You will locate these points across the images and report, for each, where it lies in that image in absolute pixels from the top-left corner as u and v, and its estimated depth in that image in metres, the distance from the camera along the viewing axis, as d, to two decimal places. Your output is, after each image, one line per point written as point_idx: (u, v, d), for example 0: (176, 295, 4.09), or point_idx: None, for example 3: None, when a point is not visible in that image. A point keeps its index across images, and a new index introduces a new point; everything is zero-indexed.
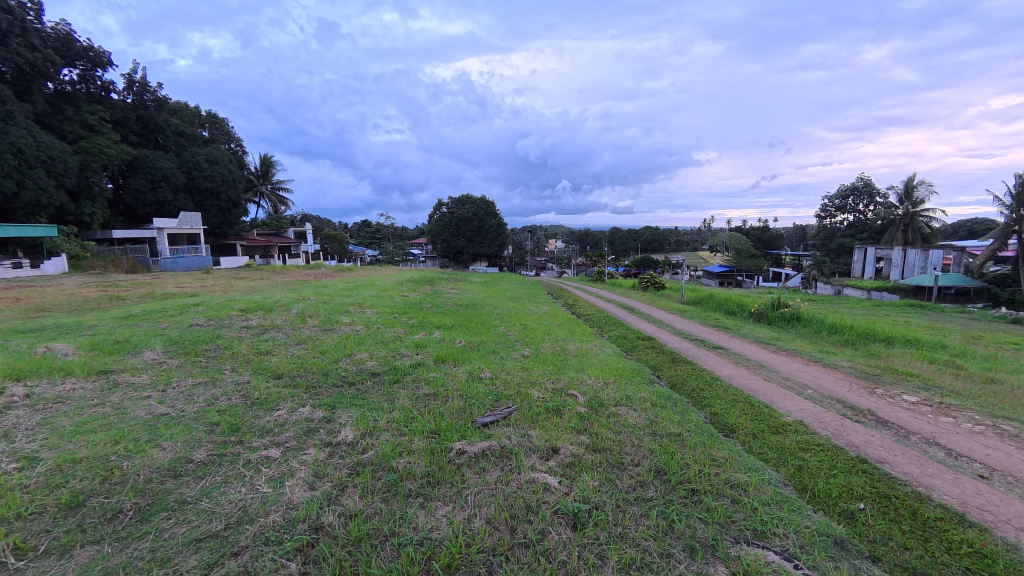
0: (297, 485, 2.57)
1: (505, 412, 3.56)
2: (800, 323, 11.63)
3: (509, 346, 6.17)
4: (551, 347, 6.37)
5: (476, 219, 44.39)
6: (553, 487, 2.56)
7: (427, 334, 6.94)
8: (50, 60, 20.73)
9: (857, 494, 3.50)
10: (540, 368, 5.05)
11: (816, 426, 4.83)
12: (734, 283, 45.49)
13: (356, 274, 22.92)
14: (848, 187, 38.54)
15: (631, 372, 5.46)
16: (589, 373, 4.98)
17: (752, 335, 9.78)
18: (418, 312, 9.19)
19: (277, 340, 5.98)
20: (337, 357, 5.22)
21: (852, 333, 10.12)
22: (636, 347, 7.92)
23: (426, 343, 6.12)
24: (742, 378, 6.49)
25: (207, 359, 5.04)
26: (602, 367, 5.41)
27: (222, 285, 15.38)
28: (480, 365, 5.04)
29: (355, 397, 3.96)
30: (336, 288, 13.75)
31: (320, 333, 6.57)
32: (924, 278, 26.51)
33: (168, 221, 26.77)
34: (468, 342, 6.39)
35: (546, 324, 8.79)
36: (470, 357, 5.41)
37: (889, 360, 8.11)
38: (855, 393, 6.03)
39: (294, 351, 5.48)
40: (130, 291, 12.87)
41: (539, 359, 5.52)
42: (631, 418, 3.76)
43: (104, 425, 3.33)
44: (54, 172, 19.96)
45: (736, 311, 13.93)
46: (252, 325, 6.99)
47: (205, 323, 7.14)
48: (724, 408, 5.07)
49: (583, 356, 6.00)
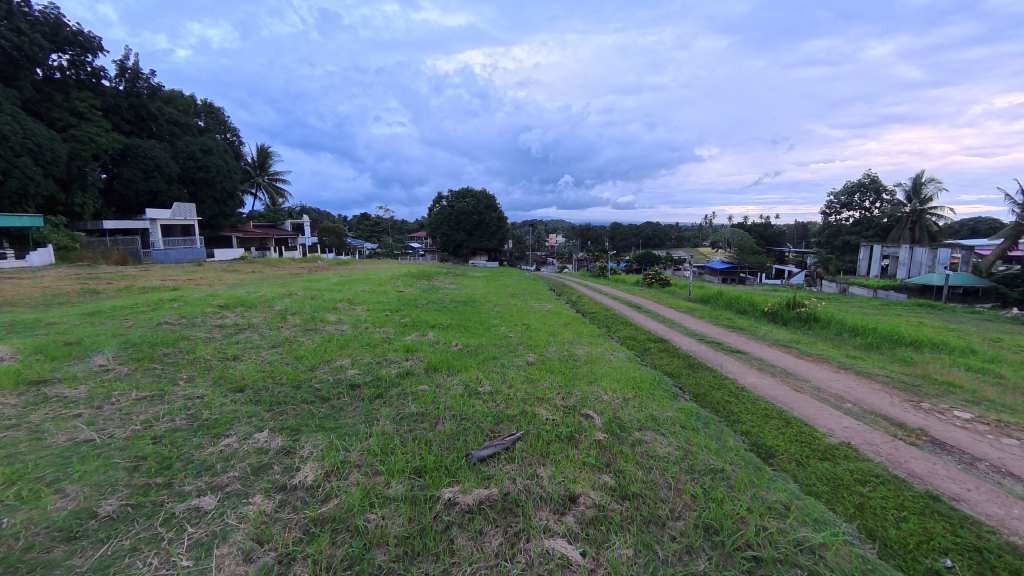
0: (228, 555, 1.91)
1: (507, 441, 2.89)
2: (817, 323, 11.00)
3: (511, 351, 5.47)
4: (559, 352, 5.66)
5: (477, 213, 43.68)
6: (576, 563, 1.89)
7: (420, 336, 6.24)
8: (37, 45, 20.02)
9: (940, 546, 2.85)
10: (548, 379, 4.36)
11: (866, 450, 4.18)
12: (738, 280, 44.86)
13: (353, 268, 22.34)
14: (854, 183, 37.88)
15: (651, 382, 4.80)
16: (603, 385, 4.30)
17: (771, 337, 9.11)
18: (412, 310, 8.47)
19: (250, 343, 5.28)
20: (314, 364, 4.52)
21: (876, 336, 9.47)
22: (648, 350, 7.27)
23: (417, 347, 5.45)
24: (770, 388, 5.81)
25: (163, 366, 4.37)
26: (619, 377, 4.73)
27: (211, 278, 14.73)
28: (478, 376, 4.32)
29: (326, 418, 3.28)
30: (328, 283, 13.04)
31: (300, 334, 5.86)
32: (932, 277, 25.93)
33: (160, 212, 26.05)
34: (464, 345, 5.72)
35: (551, 324, 8.07)
36: (467, 365, 4.69)
37: (922, 367, 7.46)
38: (899, 407, 5.34)
39: (266, 356, 4.79)
40: (110, 283, 12.14)
41: (545, 367, 4.83)
42: (662, 448, 3.08)
43: (7, 458, 2.66)
44: (42, 160, 19.23)
45: (747, 310, 13.30)
46: (226, 324, 6.29)
47: (176, 322, 6.47)
48: (756, 427, 4.46)
49: (594, 363, 5.30)
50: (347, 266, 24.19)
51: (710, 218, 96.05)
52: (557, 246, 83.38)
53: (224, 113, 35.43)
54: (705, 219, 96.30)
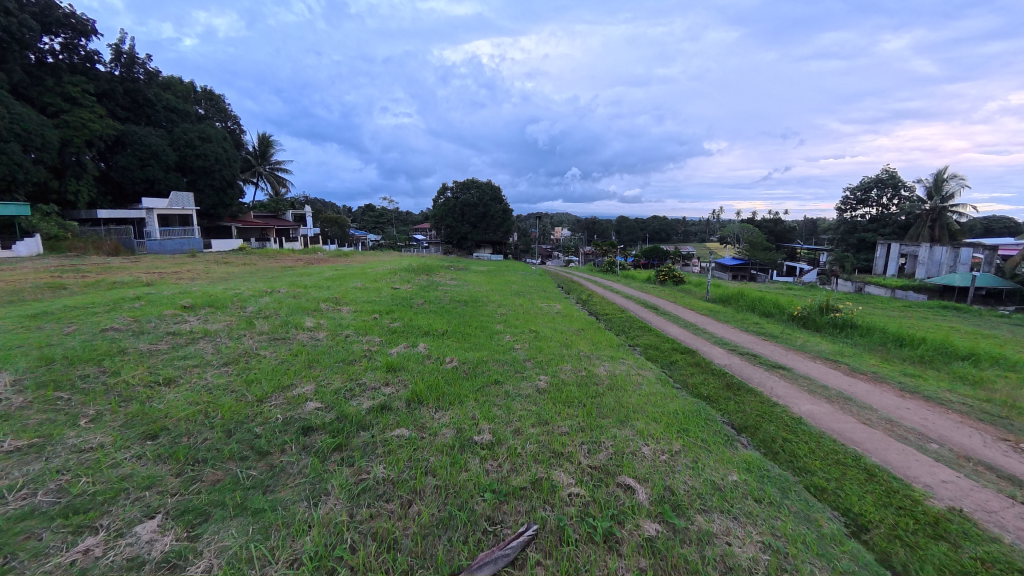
0: None
1: (507, 549, 1.91)
2: (855, 331, 9.93)
3: (518, 371, 4.44)
4: (575, 373, 4.62)
5: (482, 205, 42.60)
6: None
7: (409, 348, 5.20)
8: (26, 26, 19.06)
9: None
10: (565, 419, 3.33)
11: (987, 520, 3.15)
12: (748, 277, 43.67)
13: (352, 260, 21.40)
14: (872, 179, 36.49)
15: (696, 417, 3.79)
16: (638, 428, 3.28)
17: (812, 348, 8.05)
18: (405, 312, 7.44)
19: (196, 361, 4.33)
20: (266, 393, 3.57)
21: (929, 349, 8.35)
22: (674, 363, 6.29)
23: (402, 365, 4.45)
24: (831, 420, 4.83)
25: (70, 396, 3.43)
26: (658, 413, 3.70)
27: (197, 271, 13.76)
28: (475, 413, 3.29)
29: (253, 492, 2.37)
30: (319, 278, 12.12)
31: (264, 346, 4.90)
32: (955, 277, 24.66)
33: (157, 201, 25.13)
34: (461, 362, 4.67)
35: (563, 331, 7.01)
36: (461, 395, 3.65)
37: (997, 389, 6.37)
38: (999, 451, 4.27)
39: (209, 380, 3.84)
40: (81, 277, 11.18)
41: (562, 398, 3.78)
42: (741, 552, 2.09)
43: None
44: (31, 146, 18.27)
45: (773, 312, 12.22)
46: (181, 331, 5.35)
47: (123, 328, 5.52)
48: (835, 484, 3.45)
49: (621, 390, 4.24)
50: (346, 258, 23.25)
51: (717, 212, 94.39)
52: (563, 241, 82.24)
53: (224, 101, 34.43)
54: (713, 214, 94.97)
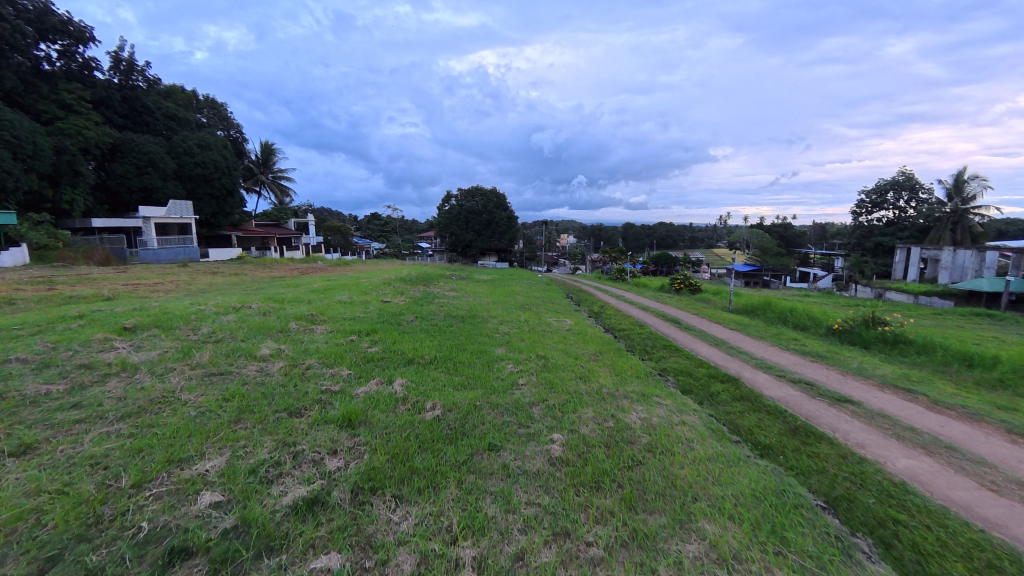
0: None
1: None
2: (910, 347, 8.59)
3: (523, 427, 3.23)
4: (599, 425, 3.41)
5: (485, 212, 41.64)
6: None
7: (381, 386, 4.02)
8: (20, 31, 18.31)
9: None
10: (596, 523, 2.13)
11: None
12: (761, 284, 42.16)
13: (349, 270, 20.36)
14: (888, 181, 35.03)
15: (787, 505, 2.56)
16: (713, 540, 2.09)
17: (873, 372, 6.76)
18: (389, 333, 6.28)
19: (84, 413, 3.17)
20: (148, 474, 2.41)
21: (1012, 370, 6.97)
22: (718, 397, 5.05)
23: (364, 416, 3.26)
24: (945, 485, 3.56)
25: None
26: (731, 501, 2.49)
27: (177, 283, 12.73)
28: (454, 516, 2.10)
29: None
30: (305, 290, 11.01)
31: (195, 385, 3.78)
32: (983, 283, 22.96)
33: (155, 210, 24.38)
34: (446, 411, 3.43)
35: (577, 356, 5.83)
36: (437, 474, 2.47)
37: None
38: None
39: (83, 448, 2.69)
40: (43, 291, 10.10)
41: (589, 475, 2.60)
42: None
43: None
44: (21, 154, 17.39)
45: (807, 325, 10.93)
46: (98, 364, 4.23)
47: (30, 359, 4.37)
48: None
49: (666, 454, 3.04)
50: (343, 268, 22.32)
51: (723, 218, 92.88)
52: (569, 248, 81.09)
53: (225, 109, 33.86)
54: (720, 220, 93.44)
